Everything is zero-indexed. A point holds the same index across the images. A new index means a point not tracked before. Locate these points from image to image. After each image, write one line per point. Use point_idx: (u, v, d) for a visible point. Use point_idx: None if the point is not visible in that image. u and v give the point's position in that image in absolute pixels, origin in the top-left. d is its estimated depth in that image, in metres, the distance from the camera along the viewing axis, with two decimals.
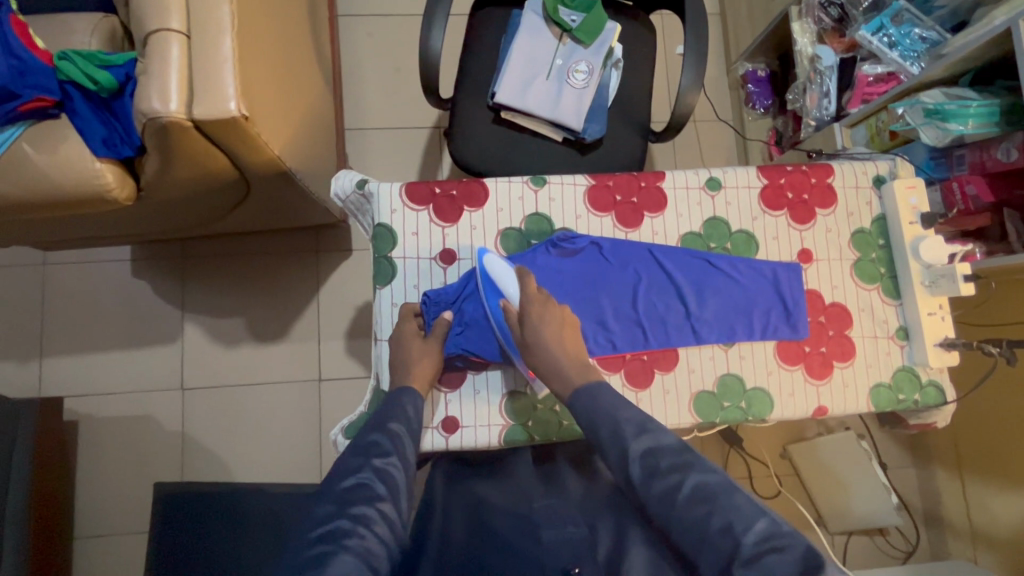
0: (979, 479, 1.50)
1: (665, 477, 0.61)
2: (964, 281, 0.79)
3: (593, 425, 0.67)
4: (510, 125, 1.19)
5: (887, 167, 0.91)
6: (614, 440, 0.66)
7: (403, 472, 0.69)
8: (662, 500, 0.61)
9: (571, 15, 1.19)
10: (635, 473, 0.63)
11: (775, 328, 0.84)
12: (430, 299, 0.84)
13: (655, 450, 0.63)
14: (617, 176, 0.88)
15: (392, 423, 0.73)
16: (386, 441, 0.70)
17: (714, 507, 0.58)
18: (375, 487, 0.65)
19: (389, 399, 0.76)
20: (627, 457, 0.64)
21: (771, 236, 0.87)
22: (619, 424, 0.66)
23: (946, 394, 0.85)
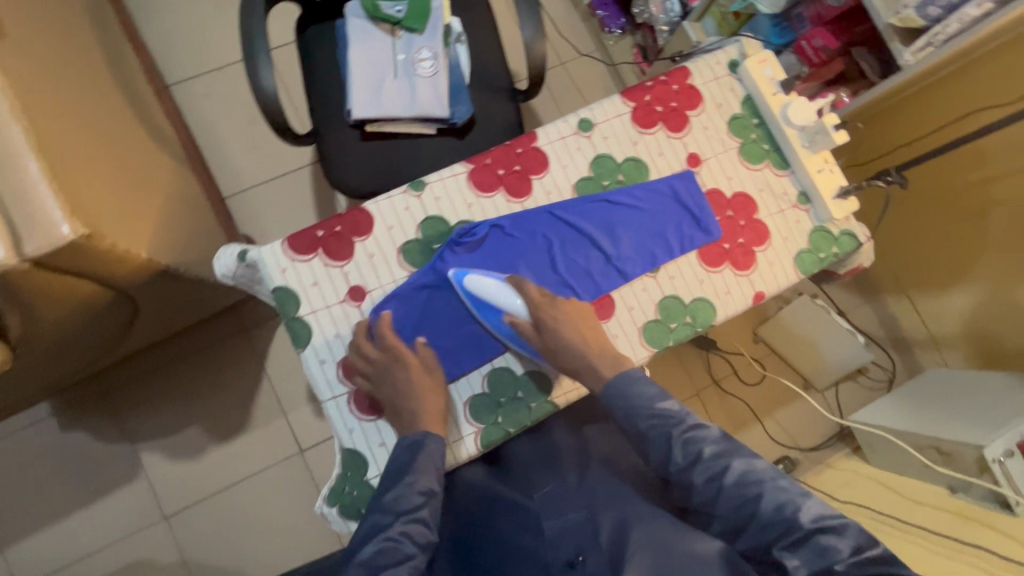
0: (923, 292, 1.63)
1: (713, 462, 0.70)
2: (836, 130, 0.84)
3: (633, 418, 0.74)
4: (381, 136, 1.15)
5: (737, 50, 0.92)
6: (659, 429, 0.73)
7: (430, 524, 0.70)
8: (708, 484, 0.69)
9: (393, 5, 1.11)
10: (679, 458, 0.71)
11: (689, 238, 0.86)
12: (353, 343, 0.77)
13: (697, 439, 0.71)
14: (491, 150, 0.85)
15: (412, 477, 0.72)
16: (411, 499, 0.70)
17: (766, 486, 0.67)
18: (407, 547, 0.66)
19: (409, 447, 0.74)
20: (672, 443, 0.72)
21: (657, 152, 0.88)
22: (661, 413, 0.74)
23: (858, 237, 0.89)
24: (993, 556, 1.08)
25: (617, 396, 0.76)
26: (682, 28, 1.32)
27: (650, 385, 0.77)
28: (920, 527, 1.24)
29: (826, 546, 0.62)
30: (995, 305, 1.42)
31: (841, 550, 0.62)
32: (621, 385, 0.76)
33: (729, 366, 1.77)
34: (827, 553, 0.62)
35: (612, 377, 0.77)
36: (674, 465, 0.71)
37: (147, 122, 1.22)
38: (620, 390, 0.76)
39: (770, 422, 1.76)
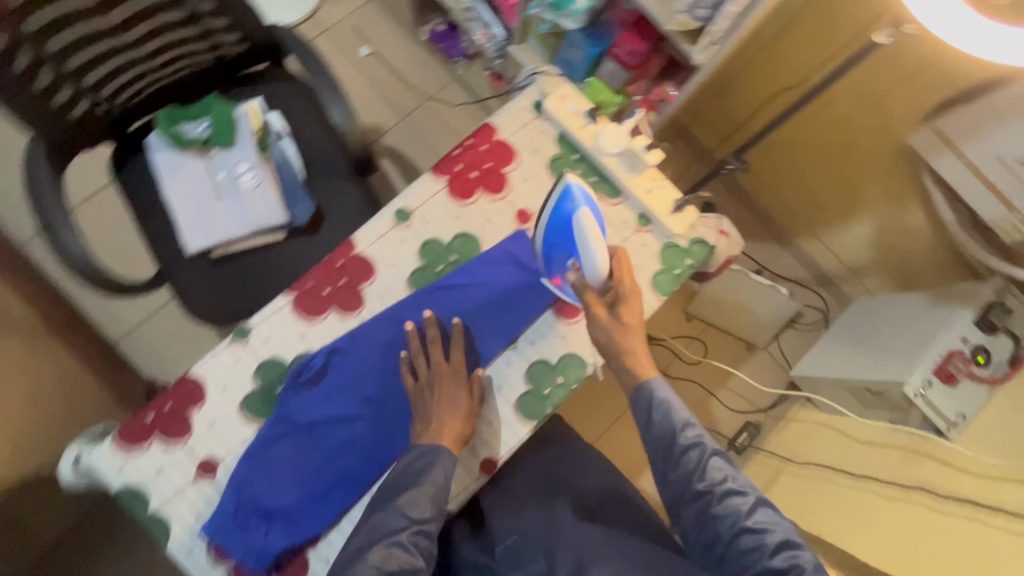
0: (827, 228, 1.63)
1: (731, 490, 0.73)
2: (648, 150, 0.83)
3: (669, 429, 0.77)
4: (230, 256, 1.10)
5: (537, 90, 0.89)
6: (691, 446, 0.76)
7: (434, 533, 0.71)
8: (722, 509, 0.72)
9: (196, 127, 1.05)
10: (701, 476, 0.74)
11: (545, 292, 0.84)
12: (211, 531, 0.73)
13: (719, 465, 0.75)
14: (311, 272, 0.81)
15: (429, 484, 0.70)
16: (423, 509, 0.70)
17: (771, 525, 0.71)
18: (414, 557, 0.68)
19: (425, 455, 0.72)
20: (699, 460, 0.75)
21: (483, 220, 0.84)
22: (692, 435, 0.77)
23: (708, 243, 0.88)
24: (935, 496, 1.10)
25: (656, 400, 0.79)
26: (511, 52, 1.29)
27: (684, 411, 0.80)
28: (870, 478, 1.25)
29: None
30: (892, 228, 1.45)
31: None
32: (665, 400, 0.79)
33: (670, 352, 1.75)
34: None
35: (651, 378, 0.80)
36: (694, 481, 0.74)
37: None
38: (665, 405, 0.78)
39: (726, 392, 1.75)
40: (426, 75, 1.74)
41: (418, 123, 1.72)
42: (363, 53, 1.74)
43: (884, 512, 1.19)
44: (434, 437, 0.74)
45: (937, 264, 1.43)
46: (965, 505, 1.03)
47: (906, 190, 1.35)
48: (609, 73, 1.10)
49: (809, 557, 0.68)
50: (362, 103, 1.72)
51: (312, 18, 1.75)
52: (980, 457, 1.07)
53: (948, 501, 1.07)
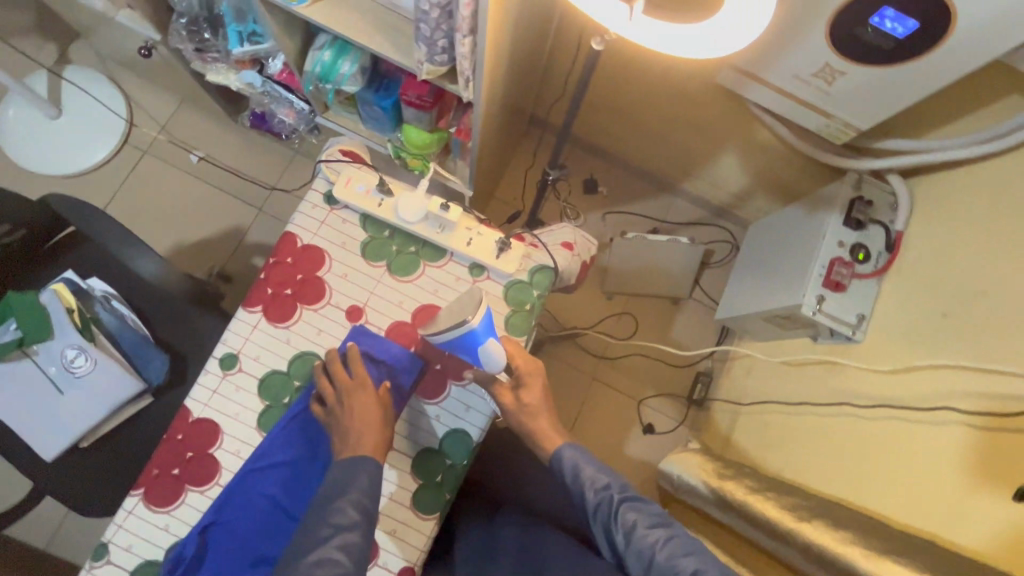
0: (699, 167, 1.62)
1: (644, 536, 0.68)
2: (447, 207, 0.80)
3: (580, 486, 0.74)
4: (98, 443, 1.02)
5: (325, 180, 0.85)
6: (602, 498, 0.72)
7: (365, 536, 0.63)
8: (640, 557, 0.67)
9: (7, 332, 0.97)
10: (616, 529, 0.69)
11: (403, 361, 0.78)
12: None
13: (633, 511, 0.70)
14: (153, 456, 0.76)
15: (355, 489, 0.65)
16: (350, 510, 0.63)
17: (690, 559, 0.65)
18: (340, 559, 0.59)
19: (349, 464, 0.67)
20: (610, 510, 0.71)
21: (314, 334, 0.80)
22: (602, 486, 0.73)
23: (549, 267, 0.86)
24: (855, 403, 1.11)
25: (566, 462, 0.75)
26: (319, 121, 1.23)
27: (596, 463, 0.75)
28: (801, 404, 1.26)
29: None
30: (752, 150, 1.45)
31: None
32: (573, 459, 0.75)
33: (602, 337, 1.73)
34: None
35: (566, 444, 0.77)
36: (611, 533, 0.70)
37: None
38: (572, 464, 0.75)
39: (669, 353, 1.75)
40: (267, 159, 1.67)
41: (276, 209, 1.65)
42: (194, 160, 1.65)
43: (818, 432, 1.17)
44: (357, 446, 0.69)
45: (804, 171, 1.43)
46: (881, 408, 1.05)
47: (745, 118, 1.34)
48: (414, 118, 1.07)
49: None
50: (212, 210, 1.64)
51: (128, 143, 1.65)
52: (879, 360, 1.09)
53: (866, 408, 1.08)
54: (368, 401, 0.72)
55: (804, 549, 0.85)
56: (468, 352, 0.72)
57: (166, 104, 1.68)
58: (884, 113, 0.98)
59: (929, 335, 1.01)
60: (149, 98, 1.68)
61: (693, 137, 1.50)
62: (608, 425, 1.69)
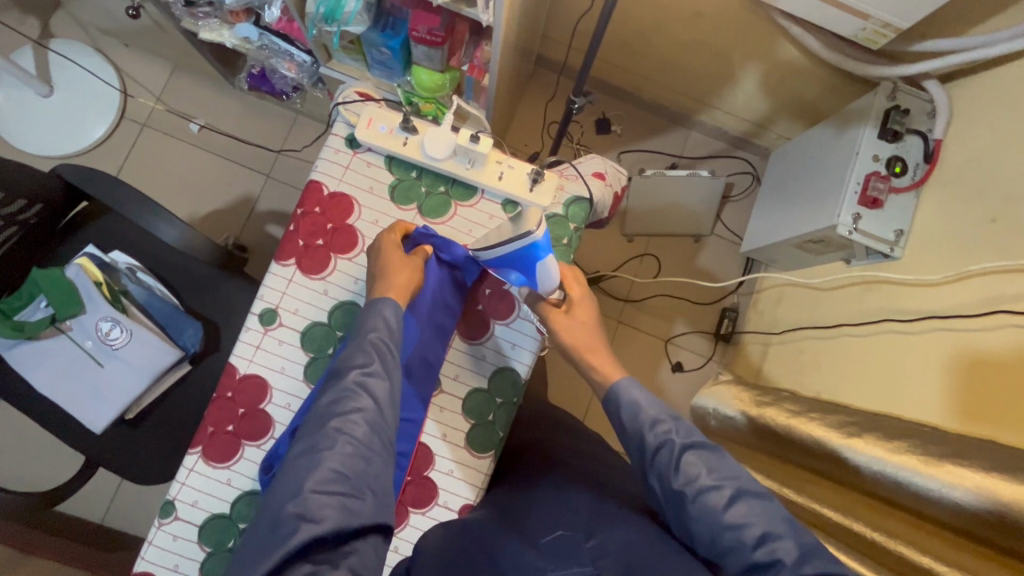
0: (718, 95, 1.55)
1: (708, 492, 0.60)
2: (477, 140, 0.77)
3: (636, 426, 0.66)
4: (145, 412, 1.03)
5: (345, 124, 0.82)
6: (661, 443, 0.64)
7: (386, 379, 0.64)
8: (699, 513, 0.59)
9: (36, 310, 0.97)
10: (674, 480, 0.61)
11: (444, 244, 0.78)
12: None
13: (698, 464, 0.61)
14: (206, 414, 0.76)
15: (374, 332, 0.66)
16: (369, 354, 0.65)
17: (761, 523, 0.57)
18: (360, 397, 0.61)
19: (368, 307, 0.69)
20: (669, 458, 0.63)
21: (351, 283, 0.79)
22: (661, 429, 0.65)
23: (583, 198, 0.83)
24: (901, 320, 1.09)
25: (624, 399, 0.68)
26: (324, 72, 1.17)
27: (659, 407, 0.67)
28: (841, 325, 1.24)
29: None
30: (775, 69, 1.37)
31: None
32: (633, 399, 0.68)
33: (625, 279, 1.71)
34: None
35: (620, 379, 0.70)
36: (665, 481, 0.62)
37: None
38: (632, 402, 0.68)
39: (693, 291, 1.72)
40: (269, 123, 1.62)
41: (283, 175, 1.61)
42: (195, 130, 1.60)
43: (858, 350, 1.17)
44: (378, 293, 0.70)
45: (830, 88, 1.36)
46: (927, 319, 1.04)
47: (771, 34, 1.26)
48: (424, 57, 1.00)
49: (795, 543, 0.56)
50: (219, 181, 1.60)
51: (126, 118, 1.60)
52: (929, 270, 1.06)
53: (911, 321, 1.07)
54: (399, 253, 0.74)
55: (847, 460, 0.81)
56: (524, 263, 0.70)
57: (159, 73, 1.62)
58: (928, 9, 0.91)
59: (978, 241, 0.98)
60: (141, 69, 1.62)
61: (712, 61, 1.42)
62: (637, 366, 1.69)
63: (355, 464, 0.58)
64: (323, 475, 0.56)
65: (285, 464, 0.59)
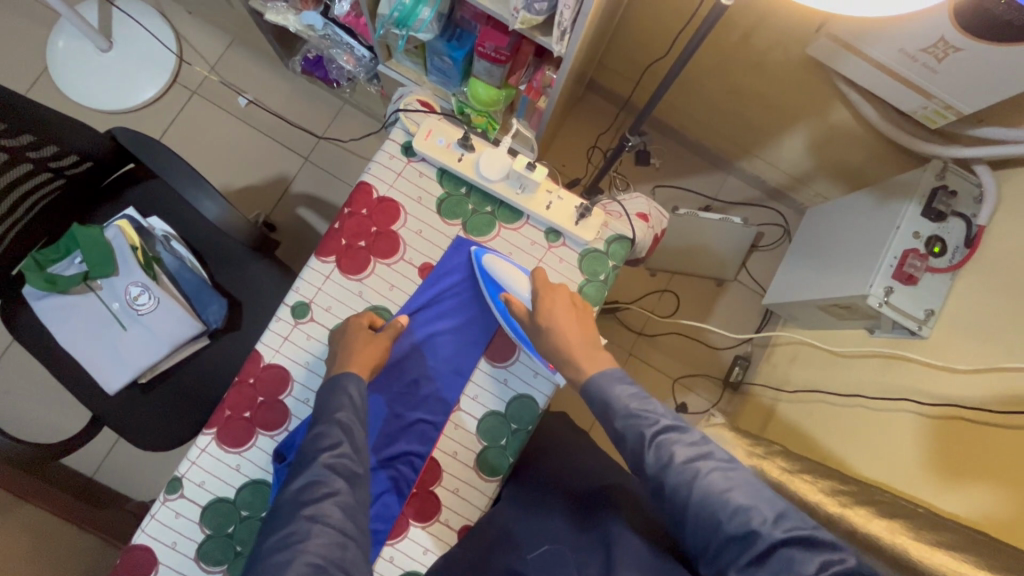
0: (762, 145, 1.55)
1: (683, 468, 0.58)
2: (531, 168, 0.77)
3: (609, 418, 0.64)
4: (159, 378, 1.04)
5: (403, 131, 0.82)
6: (633, 430, 0.62)
7: (358, 459, 0.64)
8: (678, 492, 0.58)
9: (71, 265, 0.98)
10: (650, 464, 0.60)
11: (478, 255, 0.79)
12: None
13: (671, 442, 0.60)
14: (225, 397, 0.76)
15: (339, 411, 0.66)
16: (337, 433, 0.64)
17: (734, 493, 0.56)
18: (331, 481, 0.61)
19: (329, 388, 0.69)
20: (642, 444, 0.61)
21: (387, 289, 0.80)
22: (633, 415, 0.63)
23: (626, 238, 0.83)
24: (920, 401, 1.08)
25: (595, 392, 0.66)
26: (381, 70, 1.19)
27: (631, 390, 0.65)
28: (857, 395, 1.23)
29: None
30: (824, 129, 1.37)
31: (808, 565, 0.52)
32: (607, 388, 0.65)
33: (642, 312, 1.71)
34: (792, 567, 0.52)
35: (594, 376, 0.67)
36: (644, 471, 0.61)
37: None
38: (598, 390, 0.66)
39: (708, 335, 1.71)
40: (316, 108, 1.64)
41: (321, 160, 1.62)
42: (243, 104, 1.62)
43: (870, 422, 1.17)
44: (341, 368, 0.71)
45: (876, 156, 1.36)
46: (944, 405, 1.03)
47: (826, 94, 1.26)
48: (484, 71, 1.01)
49: (772, 520, 0.54)
50: (258, 156, 1.62)
51: (177, 82, 1.62)
52: (952, 357, 1.05)
53: (930, 403, 1.06)
54: (363, 335, 0.74)
55: (845, 536, 0.81)
56: (481, 279, 0.79)
57: (216, 43, 1.64)
58: (993, 99, 0.91)
59: (1007, 335, 0.97)
60: (200, 37, 1.64)
61: (762, 111, 1.42)
62: None
63: (334, 553, 0.56)
64: (301, 568, 0.54)
65: (258, 558, 0.57)
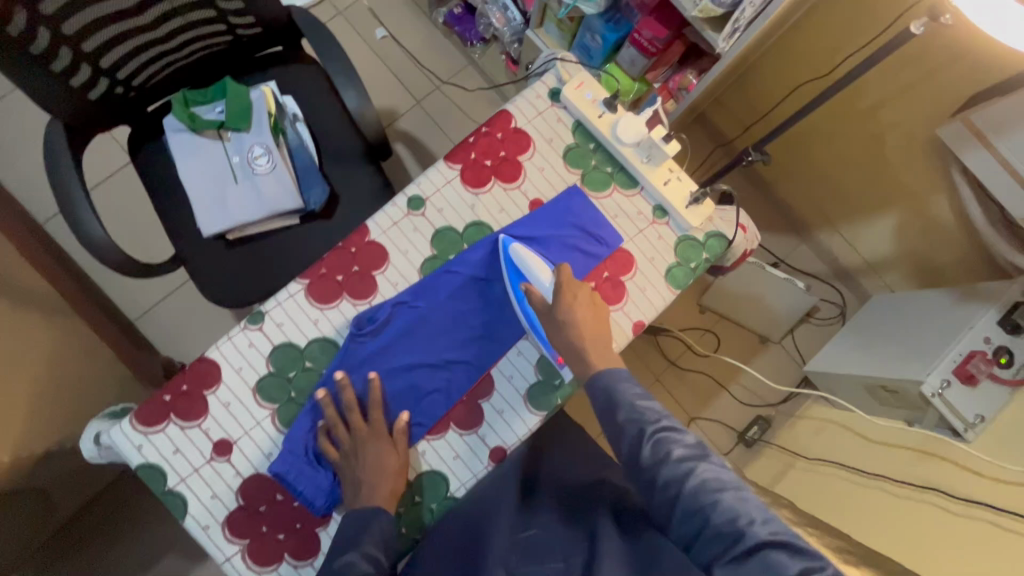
0: (846, 221, 1.58)
1: (677, 464, 0.65)
2: (665, 141, 0.83)
3: (611, 410, 0.70)
4: (247, 239, 1.11)
5: (555, 77, 0.88)
6: (634, 424, 0.68)
7: None
8: (669, 486, 0.65)
9: (212, 109, 1.06)
10: (645, 457, 0.67)
11: (595, 218, 0.84)
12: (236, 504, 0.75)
13: (668, 441, 0.67)
14: (325, 257, 0.81)
15: (371, 544, 0.70)
16: (364, 566, 0.68)
17: (724, 494, 0.63)
18: None
19: (359, 517, 0.71)
20: (640, 438, 0.67)
21: (497, 210, 0.84)
22: (636, 409, 0.69)
23: (725, 237, 0.86)
24: (949, 496, 1.08)
25: (601, 384, 0.71)
26: (527, 36, 1.28)
27: (637, 389, 0.71)
28: (883, 477, 1.22)
29: (781, 562, 0.58)
30: (919, 219, 1.39)
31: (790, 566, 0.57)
32: (615, 385, 0.71)
33: (682, 343, 1.73)
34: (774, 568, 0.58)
35: (602, 371, 0.72)
36: (639, 466, 0.67)
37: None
38: (605, 383, 0.72)
39: (738, 386, 1.71)
40: (442, 59, 1.73)
41: (431, 107, 1.71)
42: (379, 36, 1.72)
43: (895, 513, 1.16)
44: (375, 500, 0.73)
45: (963, 258, 1.37)
46: (977, 506, 1.02)
47: (936, 183, 1.29)
48: (628, 60, 1.09)
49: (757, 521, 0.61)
50: (376, 85, 1.71)
51: None
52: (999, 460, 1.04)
53: (958, 500, 1.06)
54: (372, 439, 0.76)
55: None
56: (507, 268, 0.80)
57: None
58: None
59: None
60: None
61: (864, 182, 1.44)
62: None
63: None
64: None
65: None
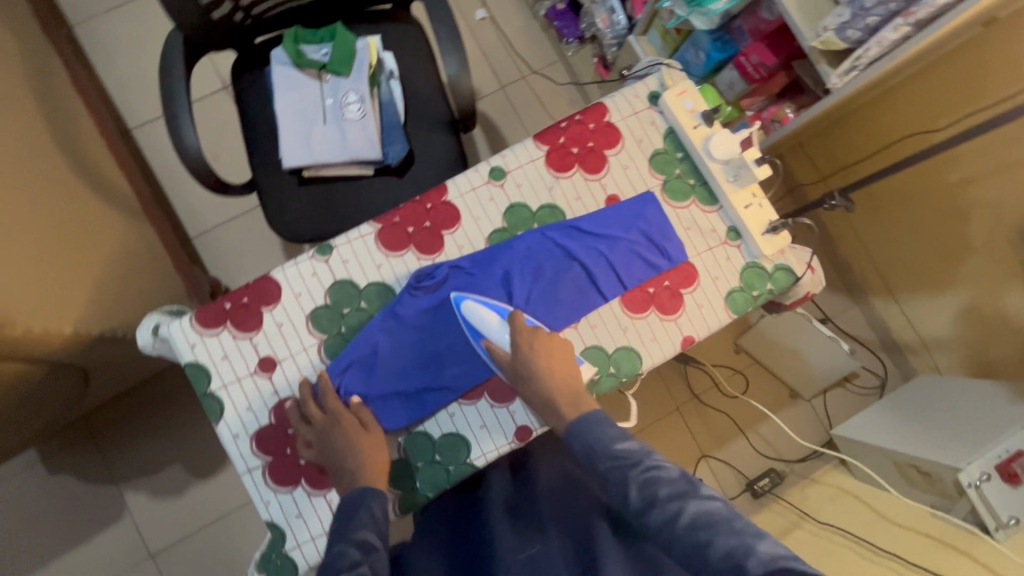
0: (908, 292, 1.52)
1: (666, 505, 0.64)
2: (757, 164, 0.82)
3: (592, 460, 0.70)
4: (320, 179, 1.14)
5: (658, 81, 0.88)
6: (616, 471, 0.68)
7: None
8: (662, 529, 0.64)
9: (318, 50, 1.11)
10: (635, 502, 0.66)
11: (669, 227, 0.84)
12: (266, 421, 0.78)
13: (655, 479, 0.66)
14: (401, 207, 0.84)
15: (361, 530, 0.69)
16: (354, 552, 0.67)
17: (719, 530, 0.61)
18: None
19: (349, 505, 0.71)
20: (627, 482, 0.67)
21: (574, 197, 0.85)
22: (616, 456, 0.69)
23: (794, 272, 0.85)
24: None
25: (578, 436, 0.71)
26: (629, 41, 1.28)
27: (616, 432, 0.72)
28: (894, 557, 1.17)
29: None
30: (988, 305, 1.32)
31: None
32: (591, 431, 0.71)
33: (710, 378, 1.69)
34: None
35: (572, 424, 0.72)
36: (631, 511, 0.66)
37: (83, 172, 1.23)
38: (580, 433, 0.71)
39: (757, 435, 1.67)
40: (534, 51, 1.75)
41: (513, 95, 1.73)
42: (479, 17, 1.74)
43: None
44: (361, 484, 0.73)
45: None
46: None
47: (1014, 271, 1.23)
48: (728, 82, 1.09)
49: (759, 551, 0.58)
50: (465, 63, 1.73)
51: None
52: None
53: None
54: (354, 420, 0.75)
55: None
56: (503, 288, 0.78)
57: None
58: None
59: None
60: None
61: (939, 253, 1.39)
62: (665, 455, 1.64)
63: None
64: None
65: None
